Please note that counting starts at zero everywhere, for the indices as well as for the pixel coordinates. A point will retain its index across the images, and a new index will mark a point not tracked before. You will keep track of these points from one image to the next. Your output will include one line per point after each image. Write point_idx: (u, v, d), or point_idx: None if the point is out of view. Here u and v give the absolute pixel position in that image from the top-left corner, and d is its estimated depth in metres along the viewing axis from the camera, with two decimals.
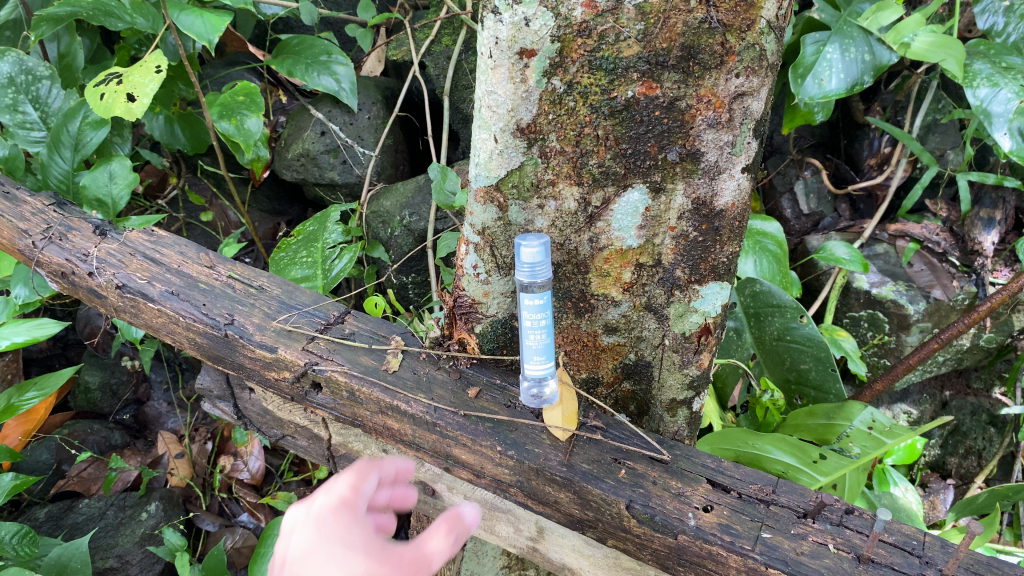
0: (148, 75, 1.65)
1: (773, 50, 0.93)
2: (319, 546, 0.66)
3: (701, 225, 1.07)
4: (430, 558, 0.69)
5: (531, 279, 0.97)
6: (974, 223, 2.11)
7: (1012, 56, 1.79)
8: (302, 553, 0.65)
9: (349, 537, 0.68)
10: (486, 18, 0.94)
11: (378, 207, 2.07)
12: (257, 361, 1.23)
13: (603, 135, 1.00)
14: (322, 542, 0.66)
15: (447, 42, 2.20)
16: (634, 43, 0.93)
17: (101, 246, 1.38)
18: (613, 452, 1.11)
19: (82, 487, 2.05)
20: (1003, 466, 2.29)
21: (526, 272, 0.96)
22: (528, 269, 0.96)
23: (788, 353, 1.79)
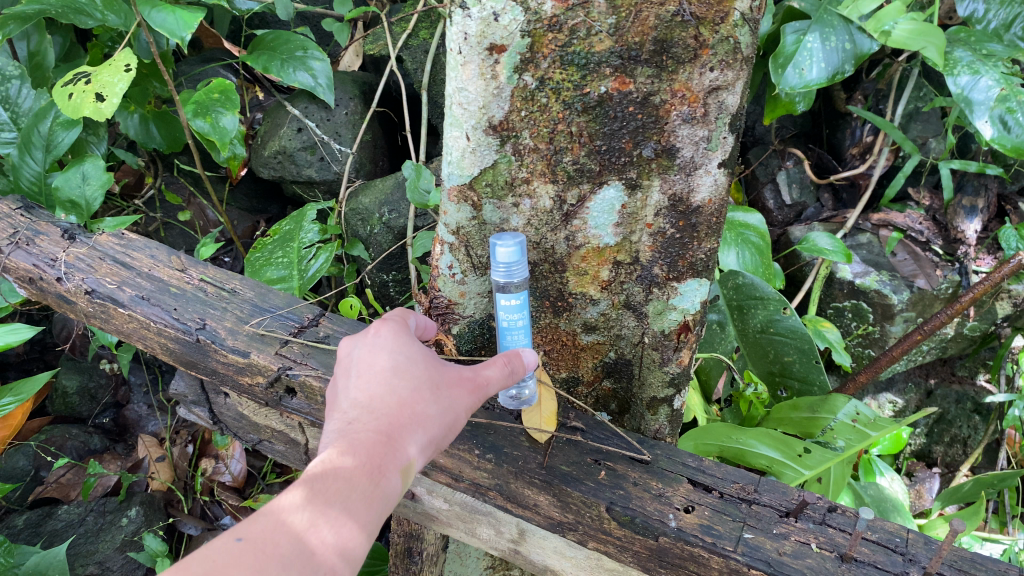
0: (117, 74, 1.62)
1: (746, 42, 0.92)
2: (399, 355, 0.88)
3: (678, 221, 1.05)
4: (484, 385, 0.91)
5: (507, 279, 0.94)
6: (957, 212, 2.11)
7: (992, 43, 1.77)
8: (388, 358, 0.87)
9: (421, 353, 0.90)
10: (454, 13, 0.92)
11: (357, 205, 2.04)
12: (230, 366, 1.21)
13: (577, 131, 0.98)
14: (404, 354, 0.88)
15: (424, 35, 2.18)
16: (606, 37, 0.90)
17: (69, 250, 1.35)
18: (593, 453, 1.09)
19: (61, 494, 2.02)
20: (988, 453, 2.29)
21: (501, 272, 0.93)
22: (503, 269, 0.93)
23: (772, 346, 1.77)
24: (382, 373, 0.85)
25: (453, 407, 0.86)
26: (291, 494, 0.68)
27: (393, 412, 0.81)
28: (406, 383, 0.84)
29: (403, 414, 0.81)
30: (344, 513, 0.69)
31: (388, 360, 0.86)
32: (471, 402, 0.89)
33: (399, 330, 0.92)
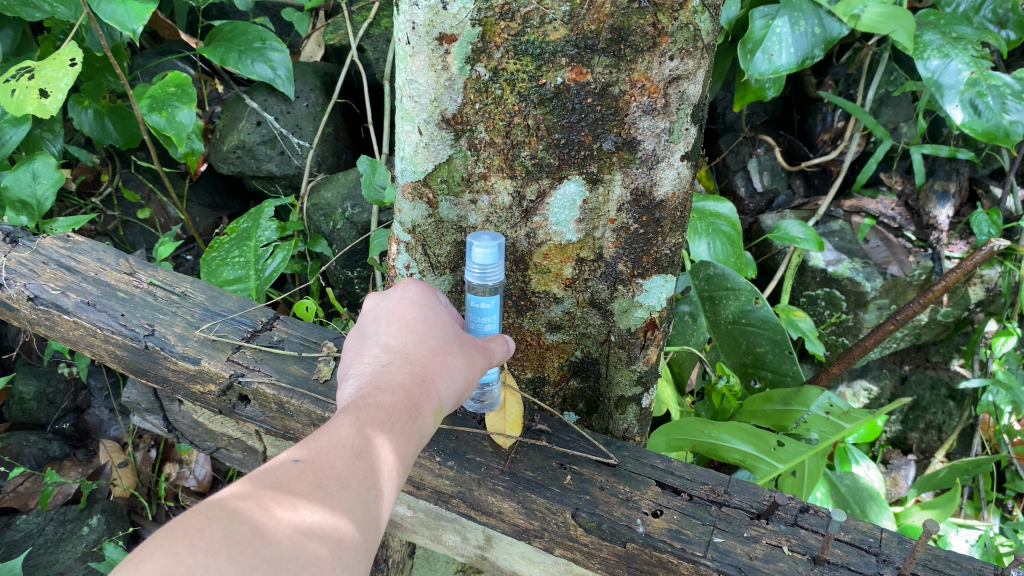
0: (61, 69, 1.54)
1: (707, 28, 0.88)
2: (425, 313, 0.88)
3: (642, 216, 1.01)
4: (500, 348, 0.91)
5: (481, 281, 0.89)
6: (929, 197, 2.08)
7: (962, 25, 1.75)
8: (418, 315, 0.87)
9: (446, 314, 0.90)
10: (402, 2, 0.88)
11: (320, 199, 1.98)
12: (181, 373, 1.16)
13: (534, 124, 0.94)
14: (429, 314, 0.88)
15: (386, 24, 2.12)
16: (560, 26, 0.86)
17: (11, 255, 1.28)
18: (559, 457, 1.06)
19: (19, 503, 1.96)
20: (963, 439, 2.29)
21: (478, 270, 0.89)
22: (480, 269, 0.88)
23: (744, 337, 1.74)
24: (412, 323, 0.85)
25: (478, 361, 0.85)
26: (330, 433, 0.66)
27: (418, 360, 0.80)
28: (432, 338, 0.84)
29: (432, 361, 0.80)
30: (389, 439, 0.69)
31: (416, 316, 0.87)
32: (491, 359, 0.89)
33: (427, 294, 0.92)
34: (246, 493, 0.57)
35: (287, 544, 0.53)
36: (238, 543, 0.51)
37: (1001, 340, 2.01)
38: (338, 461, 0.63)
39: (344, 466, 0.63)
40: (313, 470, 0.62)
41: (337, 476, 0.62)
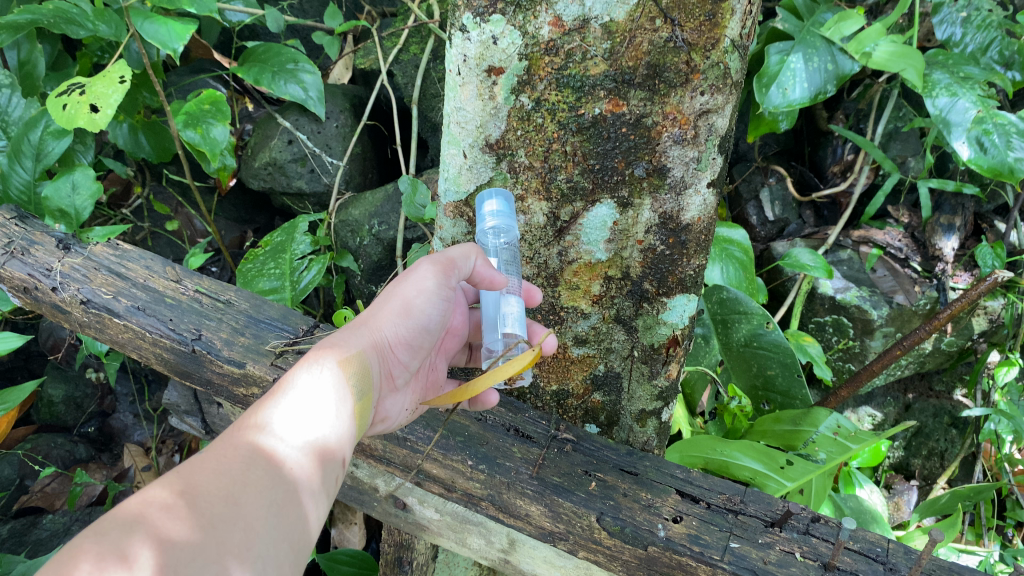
0: (111, 85, 1.63)
1: (736, 67, 0.98)
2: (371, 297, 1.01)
3: (668, 238, 1.11)
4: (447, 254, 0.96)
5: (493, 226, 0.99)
6: (935, 229, 2.14)
7: (969, 66, 1.83)
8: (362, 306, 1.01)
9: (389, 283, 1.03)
10: (454, 35, 1.01)
11: (347, 216, 2.06)
12: (225, 376, 1.22)
13: (571, 151, 1.05)
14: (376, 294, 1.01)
15: (415, 50, 2.20)
16: (600, 61, 0.98)
17: (65, 260, 1.35)
18: (583, 464, 1.12)
19: (46, 503, 2.02)
20: (965, 467, 2.34)
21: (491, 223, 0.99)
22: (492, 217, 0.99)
23: (755, 359, 1.80)
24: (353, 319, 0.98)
25: (405, 288, 0.96)
26: (280, 390, 0.79)
27: (350, 328, 0.93)
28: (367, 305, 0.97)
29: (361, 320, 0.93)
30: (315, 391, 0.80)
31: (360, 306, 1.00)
32: (429, 265, 0.95)
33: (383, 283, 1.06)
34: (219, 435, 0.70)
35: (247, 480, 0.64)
36: (214, 463, 0.64)
37: (1004, 369, 2.08)
38: (292, 406, 0.77)
39: (296, 409, 0.77)
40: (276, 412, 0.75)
41: (294, 415, 0.75)
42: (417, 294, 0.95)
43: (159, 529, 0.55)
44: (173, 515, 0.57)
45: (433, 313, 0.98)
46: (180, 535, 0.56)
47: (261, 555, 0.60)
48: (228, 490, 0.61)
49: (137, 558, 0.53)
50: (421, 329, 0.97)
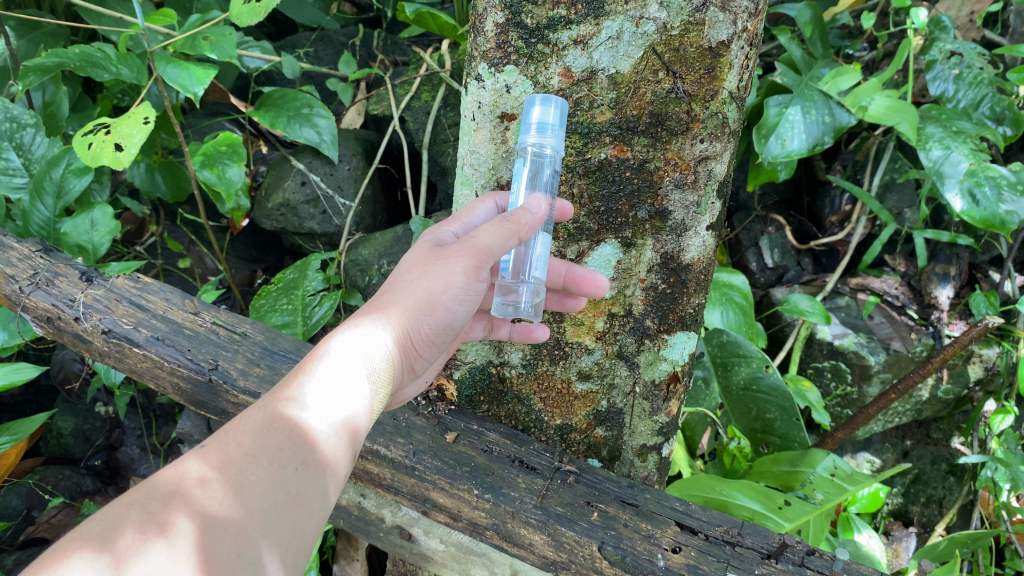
0: (136, 126, 1.69)
1: (733, 117, 1.11)
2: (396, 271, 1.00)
3: (669, 277, 1.20)
4: (480, 248, 0.94)
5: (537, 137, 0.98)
6: (930, 278, 2.20)
7: (961, 121, 1.90)
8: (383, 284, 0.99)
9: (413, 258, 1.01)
10: (471, 85, 1.13)
11: (357, 256, 2.12)
12: (240, 406, 1.28)
13: (578, 193, 1.15)
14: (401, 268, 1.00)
15: (427, 98, 2.29)
16: (606, 110, 1.10)
17: (88, 291, 1.39)
18: (585, 495, 1.16)
19: (51, 534, 2.05)
20: (963, 515, 2.36)
21: (533, 134, 0.98)
22: (537, 129, 0.97)
23: (754, 403, 1.82)
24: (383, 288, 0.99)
25: (432, 282, 0.94)
26: (309, 367, 0.85)
27: (378, 308, 0.94)
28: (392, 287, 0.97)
29: (385, 311, 0.94)
30: (343, 381, 0.84)
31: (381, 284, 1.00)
32: (463, 263, 0.94)
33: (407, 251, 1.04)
34: (242, 418, 0.76)
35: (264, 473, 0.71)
36: (236, 454, 0.72)
37: (999, 417, 2.12)
38: (317, 395, 0.81)
39: (322, 402, 0.81)
40: (302, 400, 0.80)
41: (321, 405, 0.81)
42: (445, 291, 0.95)
43: (193, 506, 0.65)
44: (203, 492, 0.66)
45: (460, 310, 0.98)
46: (212, 511, 0.65)
47: (279, 545, 0.68)
48: (243, 486, 0.69)
49: (175, 528, 0.62)
50: (445, 322, 0.97)
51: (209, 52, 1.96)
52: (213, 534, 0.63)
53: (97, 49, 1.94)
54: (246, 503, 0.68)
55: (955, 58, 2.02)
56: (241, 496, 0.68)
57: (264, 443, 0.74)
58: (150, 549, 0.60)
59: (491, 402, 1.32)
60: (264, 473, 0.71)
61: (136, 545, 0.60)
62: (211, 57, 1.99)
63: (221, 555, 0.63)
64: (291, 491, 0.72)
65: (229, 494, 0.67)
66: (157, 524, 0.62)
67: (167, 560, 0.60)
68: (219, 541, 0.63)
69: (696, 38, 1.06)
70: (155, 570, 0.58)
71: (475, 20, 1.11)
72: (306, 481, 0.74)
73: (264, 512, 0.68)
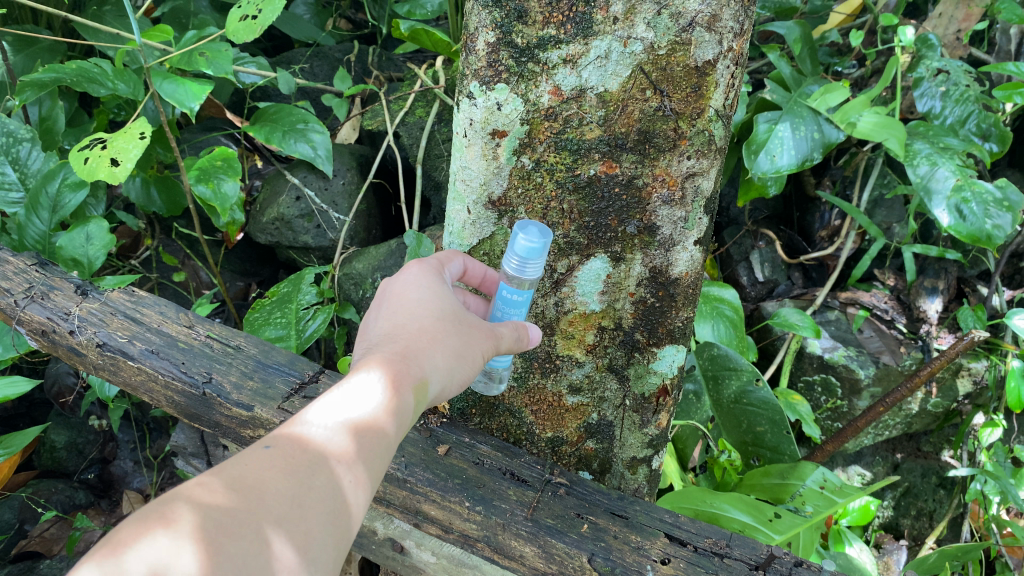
0: (132, 141, 1.70)
1: (720, 135, 1.13)
2: (420, 306, 0.99)
3: (658, 291, 1.23)
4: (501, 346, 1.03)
5: (521, 272, 1.02)
6: (919, 292, 2.23)
7: (948, 137, 1.93)
8: (410, 317, 0.97)
9: (444, 296, 1.02)
10: (463, 103, 1.14)
11: (351, 270, 2.13)
12: (233, 419, 1.29)
13: (568, 209, 1.17)
14: (421, 303, 0.99)
15: (420, 114, 2.32)
16: (596, 127, 1.12)
17: (83, 305, 1.40)
18: (576, 507, 1.17)
19: (44, 547, 2.05)
20: (953, 528, 2.38)
21: (515, 263, 1.02)
22: (520, 262, 1.01)
23: (745, 416, 1.84)
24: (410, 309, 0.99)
25: (477, 344, 0.99)
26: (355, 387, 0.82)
27: (421, 345, 0.93)
28: (435, 328, 0.96)
29: (430, 338, 0.94)
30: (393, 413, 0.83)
31: (414, 310, 0.99)
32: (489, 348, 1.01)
33: (411, 285, 1.03)
34: (276, 438, 0.73)
35: (322, 485, 0.70)
36: (292, 465, 0.69)
37: (987, 431, 2.14)
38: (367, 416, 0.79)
39: (372, 423, 0.79)
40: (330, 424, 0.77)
41: (349, 422, 0.77)
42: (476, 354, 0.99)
43: (193, 500, 0.62)
44: (209, 494, 0.63)
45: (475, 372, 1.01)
46: (212, 502, 0.62)
47: (324, 552, 0.66)
48: (302, 497, 0.67)
49: (176, 518, 0.59)
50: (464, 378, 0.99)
51: (205, 68, 1.98)
52: (244, 542, 0.60)
53: (94, 65, 1.96)
54: (290, 518, 0.65)
55: (942, 76, 2.04)
56: (278, 509, 0.64)
57: (319, 460, 0.72)
58: (151, 540, 0.57)
59: (482, 414, 1.32)
60: (321, 485, 0.69)
61: (136, 536, 0.57)
62: (206, 73, 2.00)
63: (239, 541, 0.60)
64: (343, 506, 0.70)
65: (254, 498, 0.64)
66: (156, 515, 0.59)
67: (168, 546, 0.57)
68: (226, 528, 0.60)
69: (683, 57, 1.08)
70: (154, 555, 0.56)
71: (466, 39, 1.11)
72: (355, 495, 0.72)
73: (311, 525, 0.66)
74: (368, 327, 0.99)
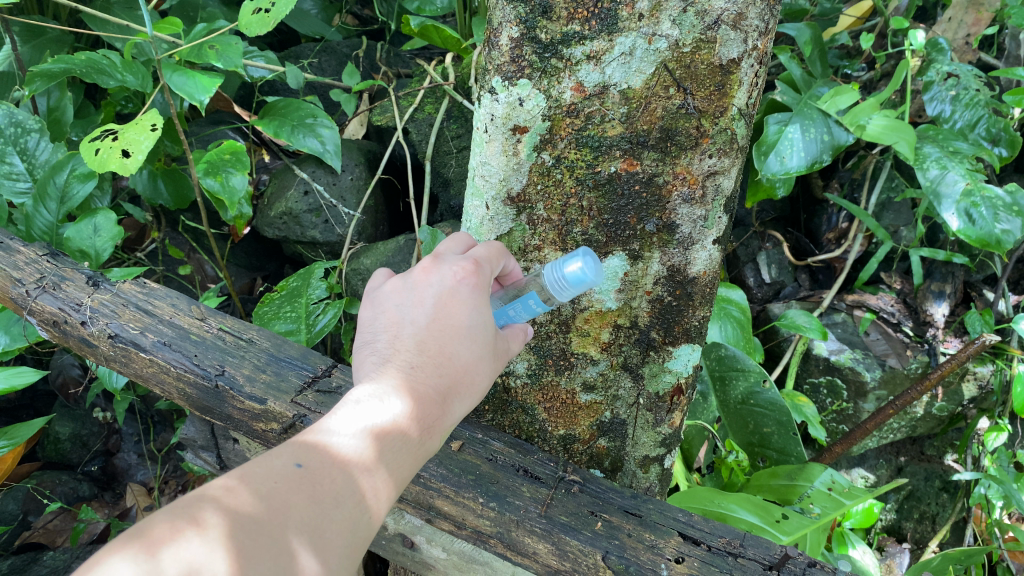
0: (143, 133, 1.70)
1: (741, 134, 1.13)
2: (468, 334, 0.90)
3: (675, 290, 1.23)
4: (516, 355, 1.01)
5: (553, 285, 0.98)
6: (926, 296, 2.24)
7: (958, 141, 1.93)
8: (456, 346, 0.89)
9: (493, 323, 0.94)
10: (484, 98, 1.14)
11: (359, 266, 2.13)
12: (245, 412, 1.29)
13: (588, 206, 1.17)
14: (475, 339, 0.90)
15: (430, 110, 2.31)
16: (618, 124, 1.12)
17: (94, 296, 1.40)
18: (590, 505, 1.17)
19: (47, 539, 2.04)
20: (955, 532, 2.38)
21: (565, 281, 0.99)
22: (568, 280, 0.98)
23: (752, 417, 1.84)
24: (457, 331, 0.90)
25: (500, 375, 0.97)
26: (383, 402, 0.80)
27: (459, 385, 0.88)
28: (477, 364, 0.91)
29: (466, 376, 0.89)
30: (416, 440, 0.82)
31: (462, 336, 0.90)
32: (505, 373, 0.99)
33: (466, 303, 0.92)
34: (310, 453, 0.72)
35: (346, 512, 0.69)
36: (319, 488, 0.68)
37: (993, 435, 2.13)
38: (385, 438, 0.77)
39: (392, 444, 0.77)
40: (357, 434, 0.76)
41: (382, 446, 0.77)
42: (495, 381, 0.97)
43: (223, 504, 0.62)
44: (239, 501, 0.63)
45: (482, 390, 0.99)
46: (240, 508, 0.63)
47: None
48: (327, 523, 0.66)
49: (207, 521, 0.60)
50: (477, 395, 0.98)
51: (215, 61, 1.97)
52: (280, 565, 0.61)
53: (103, 56, 1.95)
54: (318, 538, 0.65)
55: (952, 79, 2.04)
56: (302, 534, 0.64)
57: (347, 484, 0.71)
58: (184, 541, 0.57)
59: (496, 411, 1.33)
60: (345, 514, 0.69)
61: (170, 536, 0.58)
62: (216, 66, 1.99)
63: (268, 551, 0.61)
64: (364, 534, 0.70)
65: (285, 513, 0.64)
66: (189, 516, 0.59)
67: (200, 548, 0.57)
68: (254, 536, 0.61)
69: (708, 55, 1.08)
70: (188, 557, 0.56)
71: (490, 34, 1.11)
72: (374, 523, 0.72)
73: (331, 555, 0.65)
74: (404, 324, 0.90)
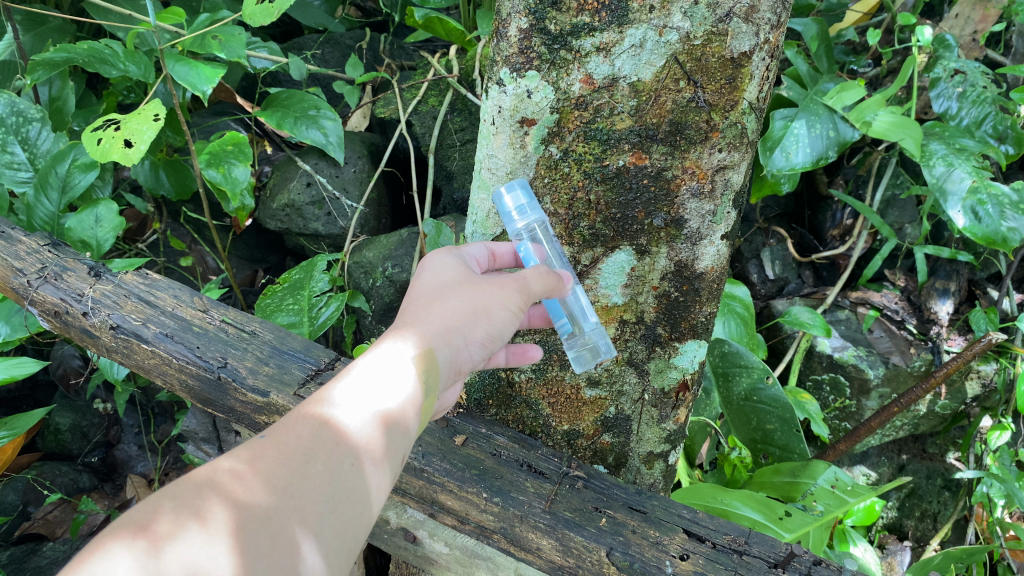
0: (146, 123, 1.68)
1: (751, 128, 1.12)
2: (426, 284, 0.99)
3: (683, 285, 1.22)
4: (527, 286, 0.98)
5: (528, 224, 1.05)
6: (930, 293, 2.23)
7: (965, 138, 1.92)
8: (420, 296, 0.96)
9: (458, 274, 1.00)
10: (492, 90, 1.13)
11: (360, 258, 2.12)
12: (248, 405, 1.28)
13: (595, 200, 1.16)
14: (433, 282, 0.98)
15: (433, 103, 2.30)
16: (626, 117, 1.11)
17: (96, 286, 1.39)
18: (594, 501, 1.16)
19: (47, 530, 2.04)
20: (957, 530, 2.37)
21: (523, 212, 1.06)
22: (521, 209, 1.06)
23: (755, 414, 1.83)
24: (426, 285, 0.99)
25: (491, 297, 0.95)
26: (359, 364, 0.82)
27: (429, 314, 0.91)
28: (440, 297, 0.95)
29: (434, 309, 0.92)
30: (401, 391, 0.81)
31: (427, 290, 0.97)
32: (513, 295, 0.96)
33: (429, 266, 1.03)
34: (286, 418, 0.72)
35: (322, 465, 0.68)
36: (287, 446, 0.68)
37: (996, 433, 2.10)
38: (357, 393, 0.77)
39: (365, 396, 0.77)
40: (336, 394, 0.76)
41: (367, 403, 0.77)
42: (499, 308, 0.95)
43: (230, 495, 0.60)
44: (243, 487, 0.62)
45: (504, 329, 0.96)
46: (246, 499, 0.61)
47: (330, 542, 0.64)
48: (297, 475, 0.65)
49: (212, 515, 0.58)
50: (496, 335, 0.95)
51: (218, 52, 1.95)
52: (280, 561, 0.59)
53: (105, 45, 1.93)
54: (295, 501, 0.63)
55: (959, 76, 2.03)
56: (272, 493, 0.63)
57: (319, 438, 0.70)
58: (186, 536, 0.56)
59: (499, 405, 1.33)
60: (320, 465, 0.67)
61: (175, 532, 0.56)
62: (219, 56, 1.98)
63: (268, 544, 0.59)
64: (345, 485, 0.68)
65: (267, 486, 0.63)
66: (195, 510, 0.58)
67: (204, 547, 0.56)
68: (257, 529, 0.59)
69: (719, 48, 1.07)
70: (193, 556, 0.54)
71: (498, 24, 1.10)
72: (358, 474, 0.70)
73: (310, 511, 0.64)
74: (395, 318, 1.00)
